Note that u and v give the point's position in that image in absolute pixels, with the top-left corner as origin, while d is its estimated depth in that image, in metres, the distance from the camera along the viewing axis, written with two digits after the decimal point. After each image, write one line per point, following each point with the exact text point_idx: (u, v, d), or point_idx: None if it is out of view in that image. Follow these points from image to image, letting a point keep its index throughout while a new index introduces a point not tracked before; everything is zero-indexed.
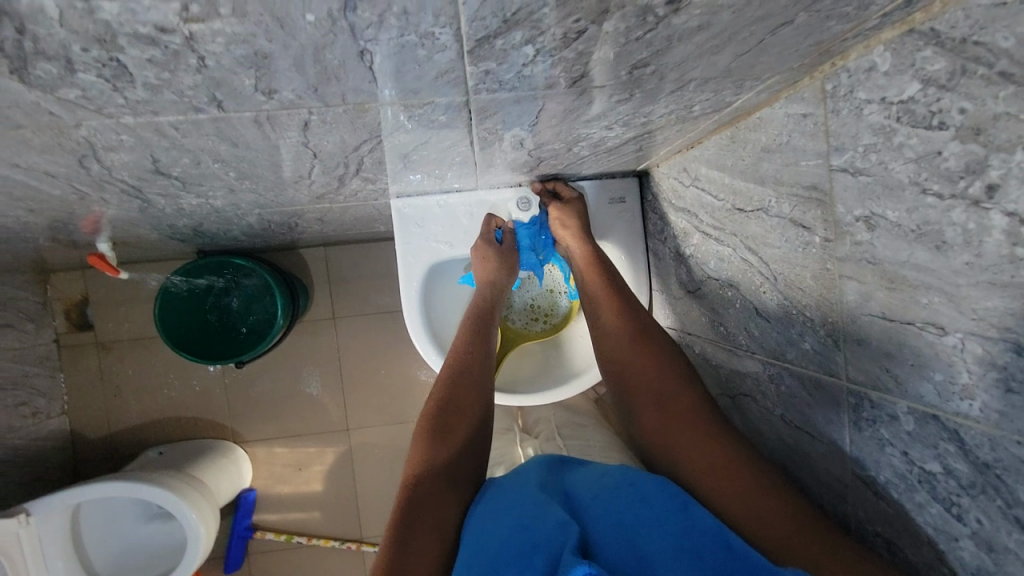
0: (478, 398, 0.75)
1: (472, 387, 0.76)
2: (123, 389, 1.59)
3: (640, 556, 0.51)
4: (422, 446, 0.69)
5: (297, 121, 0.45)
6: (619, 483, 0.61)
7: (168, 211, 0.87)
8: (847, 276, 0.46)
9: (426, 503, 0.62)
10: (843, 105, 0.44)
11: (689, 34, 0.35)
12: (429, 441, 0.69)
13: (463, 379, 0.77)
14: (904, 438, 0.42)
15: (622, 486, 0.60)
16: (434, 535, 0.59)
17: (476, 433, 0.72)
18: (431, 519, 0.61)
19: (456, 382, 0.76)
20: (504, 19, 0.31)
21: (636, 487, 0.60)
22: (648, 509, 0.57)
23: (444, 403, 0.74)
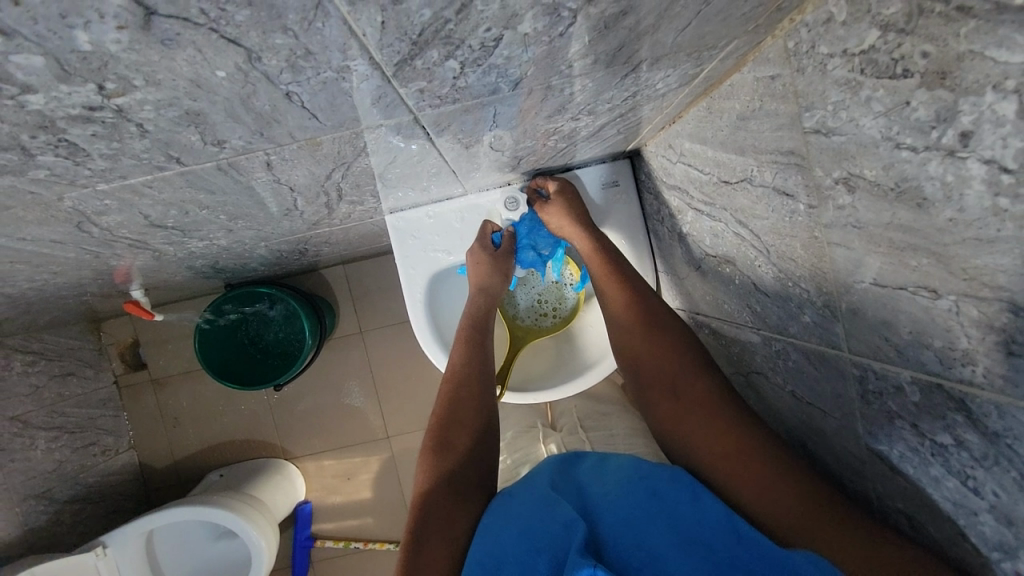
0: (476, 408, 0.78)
1: (471, 399, 0.79)
2: (180, 418, 1.70)
3: (649, 550, 0.52)
4: (428, 460, 0.73)
5: (259, 163, 0.47)
6: (631, 475, 0.62)
7: (180, 255, 0.92)
8: (835, 243, 0.43)
9: (435, 516, 0.66)
10: (807, 62, 0.41)
11: (616, 20, 0.34)
12: (434, 454, 0.73)
13: (462, 390, 0.80)
14: (912, 410, 0.40)
15: (632, 479, 0.61)
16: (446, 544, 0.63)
17: (477, 443, 0.76)
18: (443, 530, 0.65)
19: (456, 394, 0.80)
20: (413, 41, 0.30)
21: (646, 477, 0.61)
22: (658, 500, 0.58)
23: (446, 416, 0.77)
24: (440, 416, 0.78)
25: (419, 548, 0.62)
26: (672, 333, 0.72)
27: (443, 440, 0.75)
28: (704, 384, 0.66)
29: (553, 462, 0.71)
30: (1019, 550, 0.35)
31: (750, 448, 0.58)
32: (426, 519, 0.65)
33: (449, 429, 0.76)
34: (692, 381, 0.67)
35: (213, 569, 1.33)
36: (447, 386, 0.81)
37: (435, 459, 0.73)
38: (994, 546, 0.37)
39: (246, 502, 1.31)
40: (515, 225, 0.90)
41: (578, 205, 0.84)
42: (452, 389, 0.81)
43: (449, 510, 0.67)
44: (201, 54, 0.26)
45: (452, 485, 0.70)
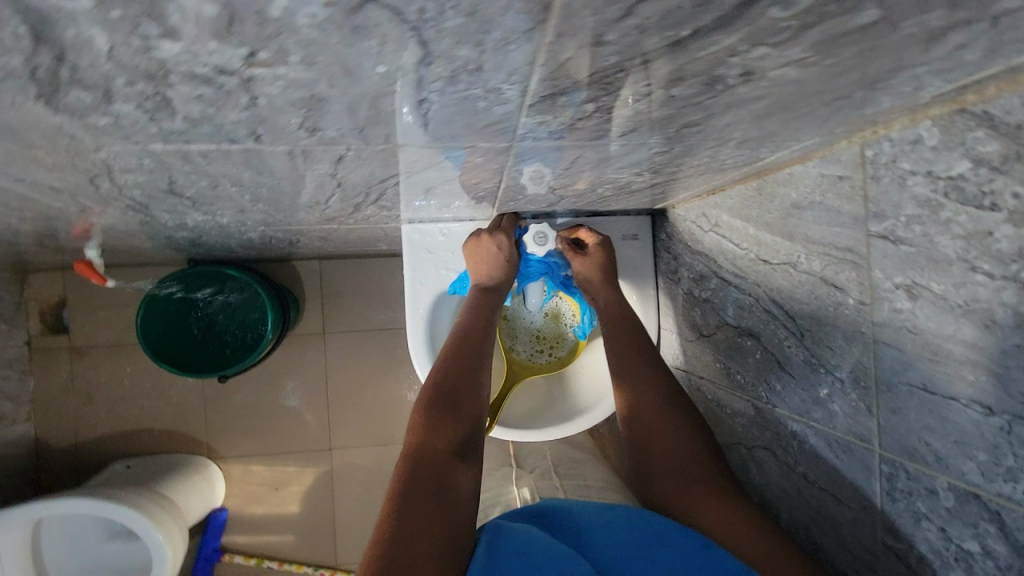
0: (471, 396, 0.70)
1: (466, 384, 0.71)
2: (95, 395, 1.55)
3: None
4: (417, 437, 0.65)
5: (332, 155, 0.44)
6: (632, 521, 0.65)
7: (168, 225, 0.84)
8: (885, 341, 0.45)
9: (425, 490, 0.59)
10: (884, 173, 0.44)
11: (751, 101, 0.35)
12: (432, 420, 0.66)
13: (468, 362, 0.73)
14: (942, 514, 0.42)
15: (635, 525, 0.64)
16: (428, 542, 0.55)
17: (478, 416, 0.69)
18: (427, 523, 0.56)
19: (460, 363, 0.73)
20: (576, 80, 0.29)
21: (649, 522, 0.64)
22: (661, 546, 0.61)
23: (447, 382, 0.71)
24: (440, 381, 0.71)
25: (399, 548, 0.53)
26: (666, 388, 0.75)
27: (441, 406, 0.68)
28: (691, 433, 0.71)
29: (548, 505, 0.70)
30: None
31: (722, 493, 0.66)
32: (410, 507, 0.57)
33: (451, 398, 0.69)
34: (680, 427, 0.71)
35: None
36: (448, 354, 0.75)
37: (432, 425, 0.66)
38: None
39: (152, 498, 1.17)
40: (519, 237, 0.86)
41: (612, 264, 0.85)
42: (457, 357, 0.74)
43: (434, 491, 0.59)
44: (381, 46, 0.24)
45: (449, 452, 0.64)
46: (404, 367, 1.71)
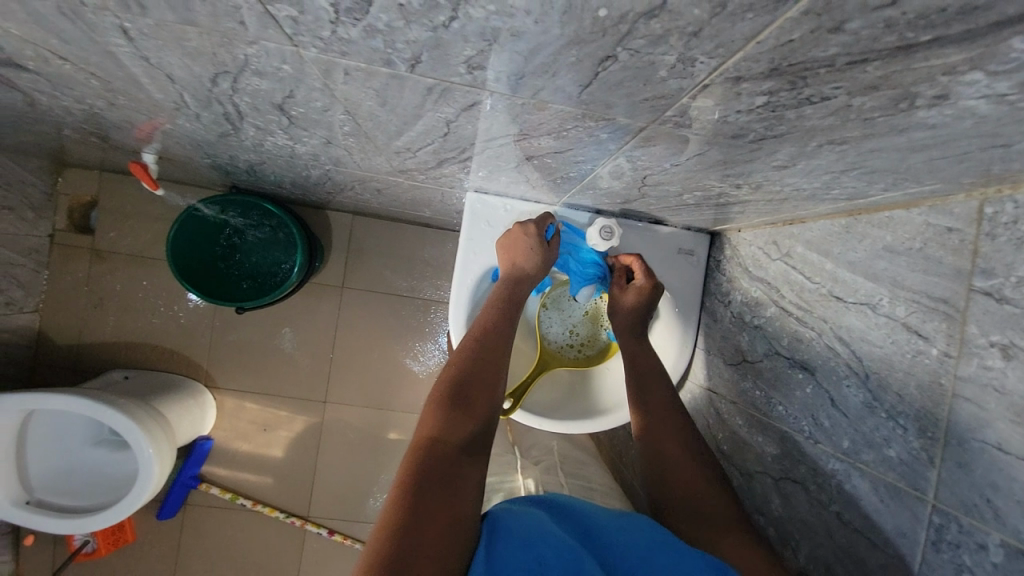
0: (490, 384, 0.72)
1: (487, 372, 0.73)
2: (106, 300, 1.67)
3: None
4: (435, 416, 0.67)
5: (467, 100, 0.44)
6: (650, 537, 0.64)
7: (244, 144, 0.83)
8: (965, 396, 0.46)
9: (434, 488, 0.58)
10: (1002, 232, 0.44)
11: (915, 130, 0.35)
12: (444, 418, 0.66)
13: (485, 360, 0.74)
14: (990, 570, 0.42)
15: (653, 540, 0.63)
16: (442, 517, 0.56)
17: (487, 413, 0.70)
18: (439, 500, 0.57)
19: (476, 366, 0.73)
20: (774, 68, 0.29)
21: (663, 539, 0.63)
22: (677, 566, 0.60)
23: (461, 380, 0.71)
24: (455, 378, 0.71)
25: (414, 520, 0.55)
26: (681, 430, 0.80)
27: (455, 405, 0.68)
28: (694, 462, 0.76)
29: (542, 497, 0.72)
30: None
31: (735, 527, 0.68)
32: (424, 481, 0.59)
33: (464, 397, 0.69)
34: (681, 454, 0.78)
35: (79, 472, 1.41)
36: (465, 356, 0.74)
37: (441, 419, 0.66)
38: None
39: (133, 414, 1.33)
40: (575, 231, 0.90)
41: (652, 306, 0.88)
42: (475, 357, 0.74)
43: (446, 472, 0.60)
44: None
45: (459, 449, 0.64)
46: (409, 334, 1.75)
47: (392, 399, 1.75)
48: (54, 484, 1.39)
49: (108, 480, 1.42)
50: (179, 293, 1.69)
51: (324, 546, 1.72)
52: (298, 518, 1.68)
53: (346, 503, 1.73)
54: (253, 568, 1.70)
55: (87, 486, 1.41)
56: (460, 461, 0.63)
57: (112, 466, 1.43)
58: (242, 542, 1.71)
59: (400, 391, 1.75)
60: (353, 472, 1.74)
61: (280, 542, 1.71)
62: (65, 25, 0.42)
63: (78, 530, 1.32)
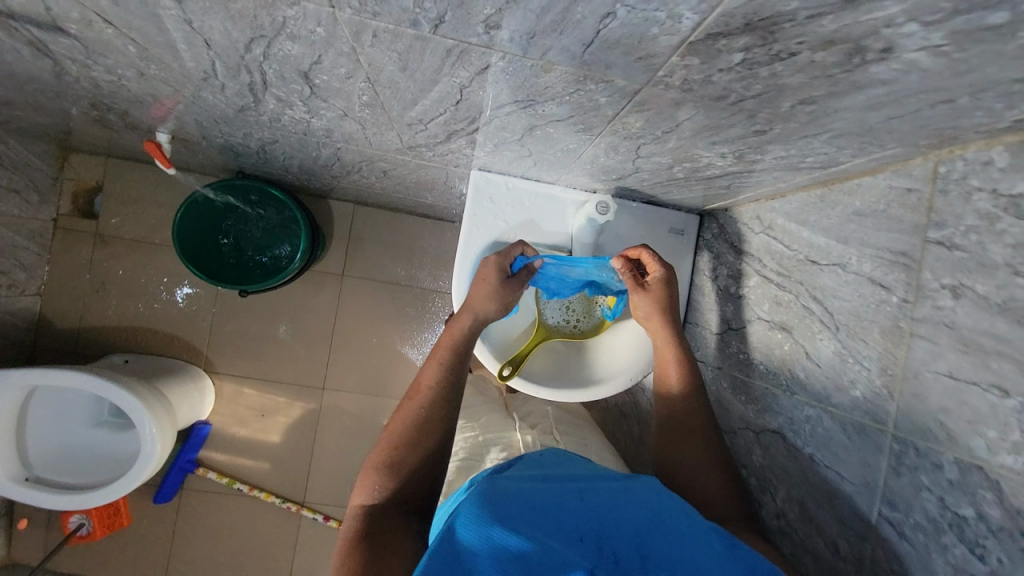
0: (429, 429, 0.79)
1: (426, 419, 0.80)
2: (107, 284, 1.70)
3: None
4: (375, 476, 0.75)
5: (482, 63, 0.49)
6: (656, 517, 0.65)
7: (261, 118, 0.88)
8: (920, 335, 0.51)
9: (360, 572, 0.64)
10: (953, 188, 0.50)
11: (870, 85, 0.41)
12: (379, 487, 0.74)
13: (425, 409, 0.81)
14: (943, 485, 0.47)
15: (658, 518, 0.65)
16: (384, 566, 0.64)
17: (419, 481, 0.75)
18: (381, 551, 0.66)
19: (415, 417, 0.80)
20: (747, 23, 0.35)
21: (668, 517, 0.65)
22: (681, 544, 0.61)
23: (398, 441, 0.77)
24: (393, 446, 0.77)
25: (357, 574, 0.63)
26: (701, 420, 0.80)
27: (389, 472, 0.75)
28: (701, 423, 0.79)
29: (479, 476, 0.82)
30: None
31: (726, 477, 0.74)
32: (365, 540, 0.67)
33: (401, 451, 0.76)
34: (697, 433, 0.78)
35: (77, 453, 1.42)
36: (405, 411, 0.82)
37: (379, 479, 0.74)
38: None
39: (138, 394, 1.35)
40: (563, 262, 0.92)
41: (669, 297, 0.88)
42: (415, 423, 0.79)
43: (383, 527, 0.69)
44: None
45: (393, 511, 0.71)
46: (407, 323, 1.79)
47: (390, 386, 1.79)
48: (52, 461, 1.39)
49: (107, 461, 1.43)
50: (181, 277, 1.72)
51: (319, 530, 1.74)
52: (293, 504, 1.70)
53: (342, 489, 1.75)
54: (248, 552, 1.72)
55: (85, 465, 1.42)
56: (395, 520, 0.70)
57: (114, 445, 1.45)
58: (238, 525, 1.72)
59: (397, 378, 1.79)
60: (349, 457, 1.76)
61: (275, 527, 1.73)
62: None
63: (81, 506, 1.33)
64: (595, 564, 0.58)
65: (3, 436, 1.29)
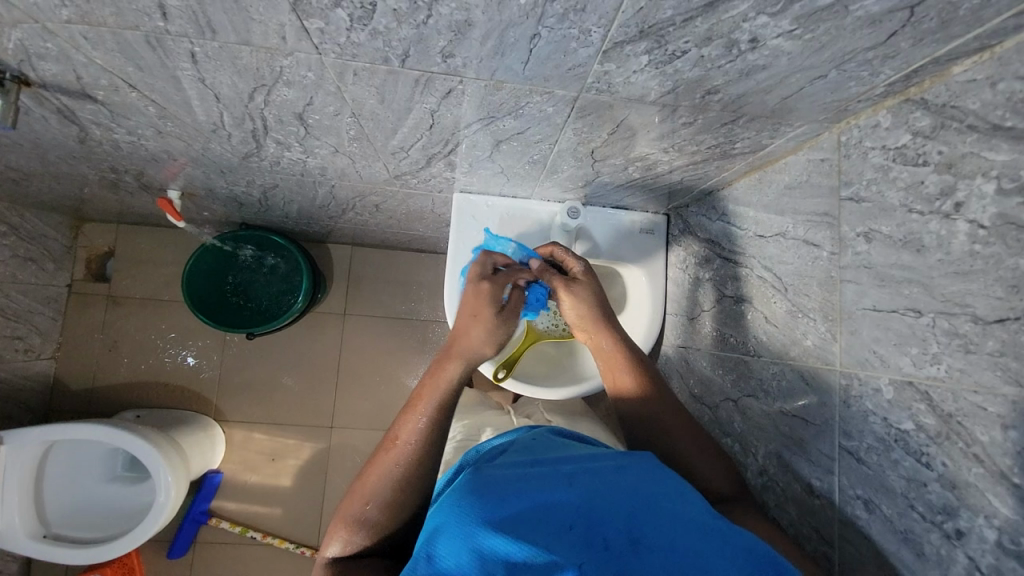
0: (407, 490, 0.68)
1: (404, 481, 0.68)
2: (119, 342, 1.77)
3: (664, 563, 0.55)
4: (345, 532, 0.67)
5: (446, 88, 0.59)
6: (652, 495, 0.62)
7: (262, 164, 0.99)
8: (848, 279, 0.58)
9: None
10: (853, 151, 0.59)
11: (756, 71, 0.50)
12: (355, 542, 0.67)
13: (400, 472, 0.68)
14: (885, 406, 0.52)
15: (656, 495, 0.62)
16: None
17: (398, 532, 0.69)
18: None
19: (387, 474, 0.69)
20: (640, 30, 0.45)
21: (663, 493, 0.63)
22: (678, 525, 0.58)
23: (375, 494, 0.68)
24: (364, 501, 0.68)
25: None
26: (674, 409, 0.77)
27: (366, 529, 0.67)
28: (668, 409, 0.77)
29: (466, 456, 0.80)
30: (958, 509, 0.46)
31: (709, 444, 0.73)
32: None
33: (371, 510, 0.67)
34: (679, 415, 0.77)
35: (92, 509, 1.44)
36: (377, 464, 0.70)
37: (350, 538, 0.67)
38: (938, 510, 0.47)
39: (154, 443, 1.38)
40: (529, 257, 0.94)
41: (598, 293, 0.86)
42: (391, 482, 0.68)
43: None
44: None
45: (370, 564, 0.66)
46: (409, 354, 1.85)
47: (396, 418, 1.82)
48: (67, 518, 1.40)
49: (122, 514, 1.45)
50: (191, 328, 1.79)
51: None
52: (307, 548, 1.70)
53: None
54: None
55: (101, 519, 1.43)
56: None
57: (128, 498, 1.46)
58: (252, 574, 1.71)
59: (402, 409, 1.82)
60: None
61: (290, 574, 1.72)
62: (145, 54, 0.58)
63: (92, 561, 1.33)
64: (586, 555, 0.54)
65: (22, 495, 1.31)
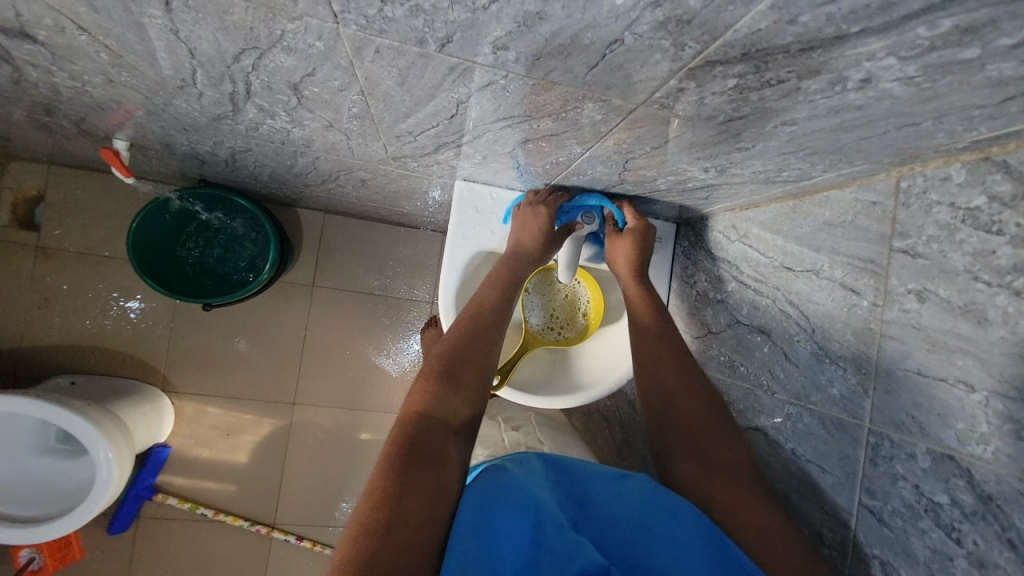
0: (486, 359, 0.78)
1: (484, 346, 0.78)
2: (51, 300, 1.57)
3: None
4: (427, 386, 0.72)
5: (485, 81, 0.50)
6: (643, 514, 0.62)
7: (237, 127, 0.85)
8: (890, 335, 0.56)
9: (413, 484, 0.58)
10: (914, 201, 0.55)
11: (846, 110, 0.45)
12: (436, 397, 0.70)
13: (481, 337, 0.79)
14: (918, 473, 0.52)
15: (648, 517, 0.61)
16: (429, 489, 0.59)
17: (474, 404, 0.73)
18: (431, 477, 0.61)
19: (469, 341, 0.78)
20: (743, 52, 0.38)
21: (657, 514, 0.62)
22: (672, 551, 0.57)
23: (459, 361, 0.75)
24: (449, 360, 0.75)
25: (404, 490, 0.57)
26: (721, 447, 0.72)
27: (450, 386, 0.72)
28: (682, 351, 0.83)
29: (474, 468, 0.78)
30: None
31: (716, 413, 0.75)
32: (414, 450, 0.62)
33: (456, 370, 0.74)
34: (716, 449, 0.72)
35: (16, 485, 1.27)
36: (460, 331, 0.80)
37: (432, 391, 0.71)
38: None
39: (92, 417, 1.24)
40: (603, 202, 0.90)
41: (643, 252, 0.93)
42: (472, 345, 0.78)
43: (431, 439, 0.65)
44: None
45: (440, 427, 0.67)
46: (381, 333, 1.70)
47: (365, 399, 1.69)
48: None
49: (53, 490, 1.29)
50: (137, 291, 1.60)
51: (291, 554, 1.62)
52: (263, 526, 1.58)
53: (315, 505, 1.64)
54: None
55: (27, 495, 1.28)
56: (444, 436, 0.67)
57: (60, 474, 1.31)
58: (201, 553, 1.60)
59: (372, 391, 1.69)
60: (321, 476, 1.64)
61: (242, 555, 1.61)
62: None
63: (29, 540, 1.22)
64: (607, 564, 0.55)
65: None
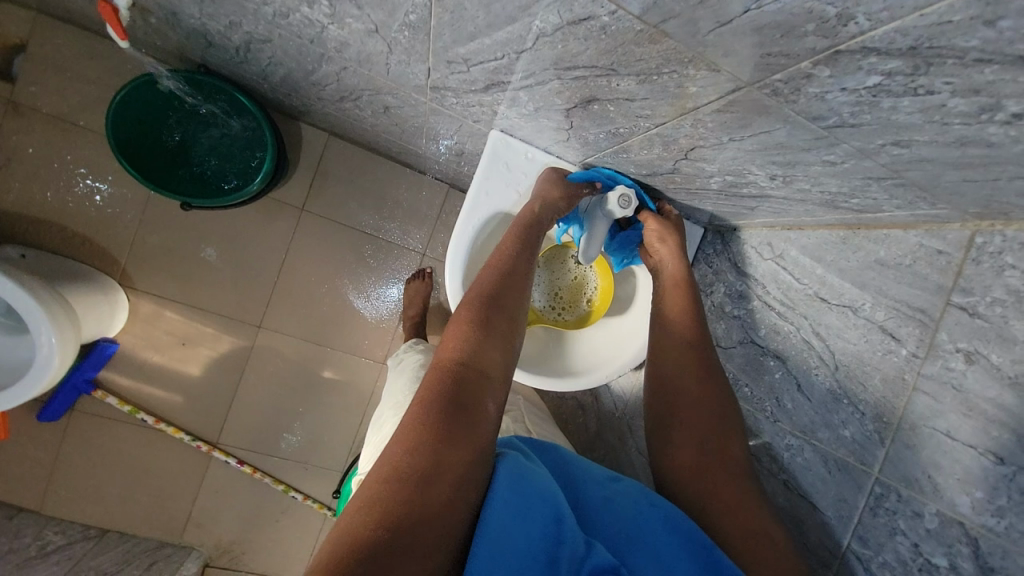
0: (516, 305, 0.74)
1: (513, 292, 0.75)
2: (9, 159, 1.40)
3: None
4: (458, 334, 0.68)
5: (585, 13, 0.43)
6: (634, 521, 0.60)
7: (266, 10, 0.74)
8: (923, 390, 0.55)
9: (446, 433, 0.55)
10: (986, 260, 0.52)
11: (974, 146, 0.41)
12: (468, 344, 0.66)
13: (511, 284, 0.76)
14: (921, 532, 0.53)
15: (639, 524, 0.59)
16: (464, 442, 0.56)
17: (505, 350, 0.69)
18: (466, 431, 0.57)
19: (499, 287, 0.74)
20: (911, 46, 0.33)
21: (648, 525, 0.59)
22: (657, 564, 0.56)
23: (492, 307, 0.72)
24: (478, 305, 0.71)
25: (439, 442, 0.54)
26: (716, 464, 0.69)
27: (482, 333, 0.68)
28: (702, 341, 0.79)
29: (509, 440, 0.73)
30: None
31: (724, 412, 0.72)
32: (446, 398, 0.59)
33: (488, 316, 0.70)
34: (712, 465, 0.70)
35: None
36: (491, 278, 0.76)
37: (463, 338, 0.67)
38: None
39: (39, 295, 1.13)
40: (617, 175, 0.86)
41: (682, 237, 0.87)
42: (500, 289, 0.74)
43: (466, 388, 0.61)
44: None
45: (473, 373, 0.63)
46: (365, 274, 1.60)
47: (336, 338, 1.59)
48: None
49: None
50: (109, 171, 1.45)
51: (230, 476, 1.54)
52: (205, 444, 1.49)
53: (263, 435, 1.55)
54: (143, 489, 1.50)
55: None
56: (478, 384, 0.63)
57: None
58: (132, 460, 1.50)
59: (346, 331, 1.59)
60: (275, 408, 1.56)
61: (176, 469, 1.52)
62: None
63: None
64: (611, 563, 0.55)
65: None
